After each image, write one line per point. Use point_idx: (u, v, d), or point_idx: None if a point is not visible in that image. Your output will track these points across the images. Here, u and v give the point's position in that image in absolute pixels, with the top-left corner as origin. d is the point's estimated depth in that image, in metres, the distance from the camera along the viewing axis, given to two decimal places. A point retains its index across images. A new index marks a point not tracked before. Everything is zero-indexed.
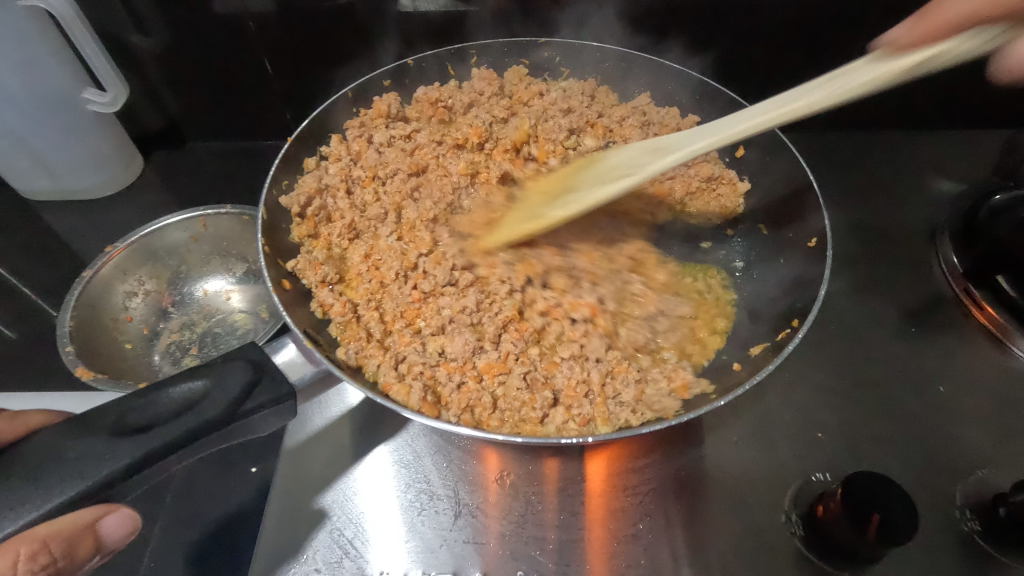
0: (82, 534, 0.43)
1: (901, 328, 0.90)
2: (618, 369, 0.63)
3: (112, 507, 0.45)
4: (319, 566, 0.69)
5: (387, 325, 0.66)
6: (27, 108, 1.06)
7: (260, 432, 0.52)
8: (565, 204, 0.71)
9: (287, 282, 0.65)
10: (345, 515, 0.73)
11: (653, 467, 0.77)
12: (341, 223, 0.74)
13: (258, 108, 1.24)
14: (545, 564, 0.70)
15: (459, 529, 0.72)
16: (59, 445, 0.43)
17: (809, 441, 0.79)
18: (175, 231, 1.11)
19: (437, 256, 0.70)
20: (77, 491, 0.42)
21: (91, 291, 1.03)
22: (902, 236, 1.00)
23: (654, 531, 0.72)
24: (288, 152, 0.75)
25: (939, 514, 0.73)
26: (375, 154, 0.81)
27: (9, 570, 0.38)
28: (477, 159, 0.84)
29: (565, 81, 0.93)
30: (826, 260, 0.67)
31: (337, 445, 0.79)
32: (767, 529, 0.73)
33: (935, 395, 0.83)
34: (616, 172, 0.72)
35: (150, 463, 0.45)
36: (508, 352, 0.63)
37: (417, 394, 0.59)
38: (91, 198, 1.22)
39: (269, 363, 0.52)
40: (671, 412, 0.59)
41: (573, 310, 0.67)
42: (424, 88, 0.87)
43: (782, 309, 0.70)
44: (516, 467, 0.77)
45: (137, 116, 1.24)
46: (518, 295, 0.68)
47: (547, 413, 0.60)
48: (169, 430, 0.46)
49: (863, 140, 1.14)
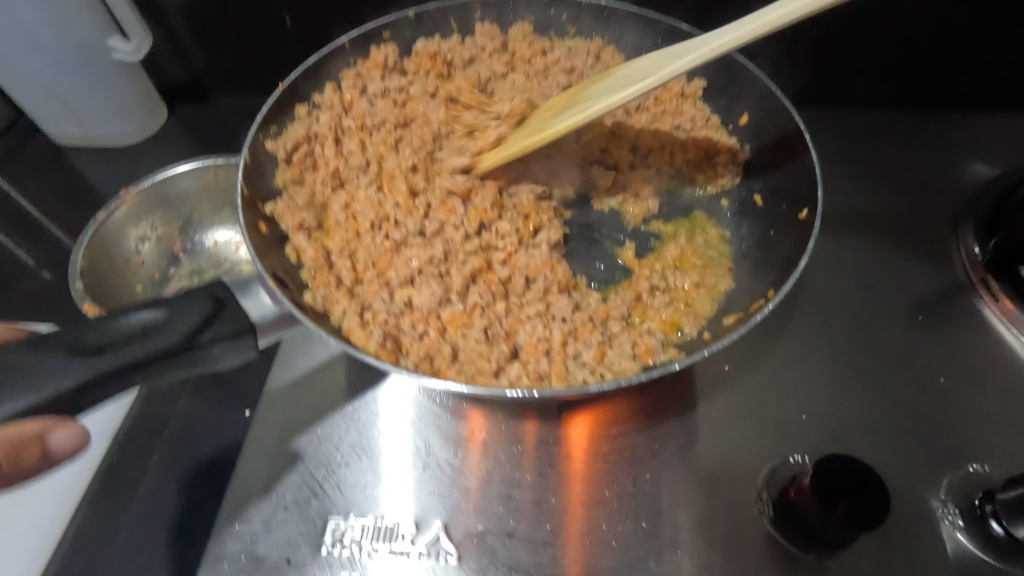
0: (29, 444, 0.45)
1: (907, 315, 0.85)
2: (582, 330, 0.63)
3: (63, 422, 0.47)
4: (288, 503, 0.72)
5: (359, 273, 0.68)
6: (55, 53, 1.10)
7: (221, 365, 0.54)
8: (573, 114, 0.72)
9: (264, 225, 0.67)
10: (318, 458, 0.75)
11: (629, 437, 0.76)
12: (325, 171, 0.76)
13: (275, 62, 1.24)
14: (507, 520, 0.70)
15: (426, 480, 0.73)
16: (15, 360, 0.46)
17: (793, 424, 0.77)
18: (185, 179, 1.13)
19: (410, 206, 0.72)
20: (26, 403, 0.45)
21: (106, 233, 1.07)
22: (921, 218, 0.94)
23: (619, 499, 0.72)
24: (279, 98, 0.76)
25: (919, 504, 0.71)
26: (366, 104, 0.82)
27: None
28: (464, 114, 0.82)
29: (570, 40, 0.90)
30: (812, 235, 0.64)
31: (320, 390, 0.81)
32: (737, 505, 0.72)
33: (934, 385, 0.79)
34: (630, 78, 0.72)
35: (101, 383, 0.47)
36: (473, 305, 0.65)
37: (376, 339, 0.60)
38: (116, 146, 1.25)
39: (231, 300, 0.54)
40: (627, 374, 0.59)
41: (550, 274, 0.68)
42: (424, 41, 0.86)
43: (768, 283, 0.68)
44: (491, 426, 0.77)
45: (160, 66, 1.26)
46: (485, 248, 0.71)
47: (503, 367, 0.60)
48: (125, 353, 0.48)
49: (896, 119, 1.07)
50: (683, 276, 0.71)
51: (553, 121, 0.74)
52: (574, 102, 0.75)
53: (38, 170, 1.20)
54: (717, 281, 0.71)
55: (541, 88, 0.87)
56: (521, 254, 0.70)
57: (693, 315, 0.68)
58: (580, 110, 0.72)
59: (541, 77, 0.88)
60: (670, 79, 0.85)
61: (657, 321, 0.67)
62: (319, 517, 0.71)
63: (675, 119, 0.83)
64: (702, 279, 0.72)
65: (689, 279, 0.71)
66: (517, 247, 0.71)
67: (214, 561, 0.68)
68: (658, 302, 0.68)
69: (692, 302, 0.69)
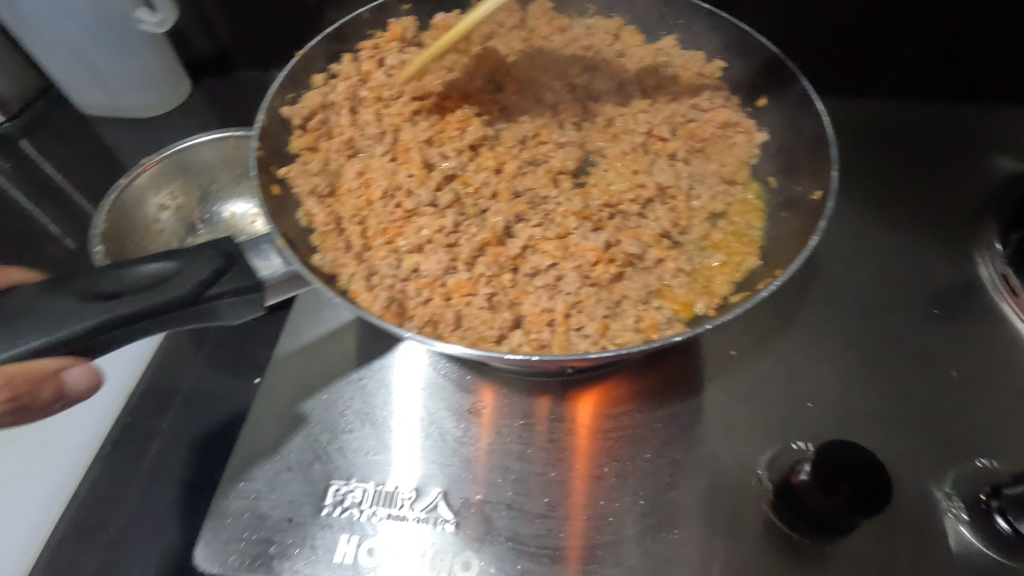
0: (48, 378, 0.49)
1: (922, 308, 0.84)
2: (586, 302, 0.63)
3: (79, 360, 0.51)
4: (291, 465, 0.73)
5: (368, 240, 0.68)
6: (86, 22, 1.12)
7: (230, 320, 0.57)
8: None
9: (276, 188, 0.67)
10: (322, 422, 0.76)
11: (631, 416, 0.76)
12: (340, 139, 0.77)
13: (297, 38, 1.25)
14: (506, 492, 0.71)
15: (427, 449, 0.74)
16: (36, 302, 0.49)
17: (797, 411, 0.76)
18: (205, 150, 1.15)
19: (423, 176, 0.72)
20: (44, 341, 0.48)
21: (126, 199, 1.08)
22: (943, 210, 0.92)
23: (619, 476, 0.72)
24: (298, 66, 0.76)
25: (923, 495, 0.70)
26: (384, 75, 0.82)
27: None
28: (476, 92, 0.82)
29: (589, 19, 0.89)
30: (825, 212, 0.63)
31: (327, 357, 0.82)
32: (737, 488, 0.71)
33: (946, 378, 0.78)
34: None
35: (114, 328, 0.50)
36: (479, 275, 0.65)
37: (381, 302, 0.62)
38: (139, 116, 1.27)
39: (242, 257, 0.56)
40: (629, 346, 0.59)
41: (563, 248, 0.67)
42: (443, 15, 0.87)
43: (777, 262, 0.67)
44: (496, 400, 0.78)
45: (185, 39, 1.28)
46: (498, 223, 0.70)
47: (505, 334, 0.61)
48: (137, 301, 0.51)
49: (925, 111, 1.04)
50: (711, 257, 0.70)
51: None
52: None
53: (63, 137, 1.23)
54: (743, 260, 0.69)
55: (557, 64, 0.85)
56: (535, 223, 0.69)
57: (709, 294, 0.66)
58: None
59: (558, 54, 0.87)
60: (688, 60, 0.85)
61: (670, 300, 0.65)
62: (321, 479, 0.72)
63: (689, 100, 0.83)
64: (728, 259, 0.70)
65: (702, 261, 0.69)
66: (529, 227, 0.69)
67: (219, 517, 0.70)
68: (676, 281, 0.66)
69: (711, 283, 0.68)
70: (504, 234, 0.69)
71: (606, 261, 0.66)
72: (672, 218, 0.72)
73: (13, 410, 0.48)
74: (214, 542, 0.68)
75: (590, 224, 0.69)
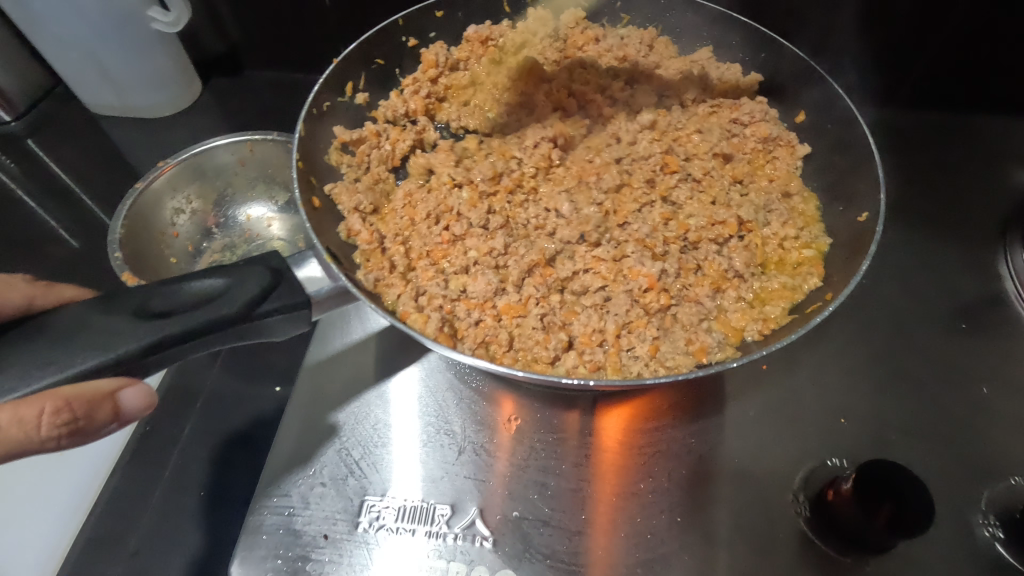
0: (103, 400, 0.47)
1: (950, 322, 0.84)
2: (637, 323, 0.66)
3: (133, 381, 0.49)
4: (325, 480, 0.73)
5: (412, 260, 0.72)
6: (98, 22, 1.09)
7: (275, 336, 0.57)
8: None
9: (317, 201, 0.70)
10: (354, 436, 0.76)
11: (665, 431, 0.76)
12: (399, 199, 0.78)
13: (314, 39, 1.23)
14: (543, 508, 0.70)
15: (461, 465, 0.73)
16: (88, 320, 0.48)
17: (831, 427, 0.76)
18: (223, 153, 1.12)
19: (472, 199, 0.77)
20: (99, 361, 0.47)
21: (142, 204, 1.05)
22: (970, 224, 0.92)
23: (655, 492, 0.72)
24: (335, 74, 0.78)
25: (958, 512, 0.70)
26: (434, 89, 0.88)
27: (33, 419, 0.43)
28: (508, 129, 0.87)
29: (623, 28, 0.91)
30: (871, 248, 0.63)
31: (356, 368, 0.82)
32: (774, 505, 0.71)
33: (976, 395, 0.78)
34: None
35: (168, 346, 0.49)
36: (528, 296, 0.68)
37: (434, 323, 0.65)
38: (152, 117, 1.25)
39: (289, 272, 0.56)
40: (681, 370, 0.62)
41: (620, 275, 0.70)
42: (475, 26, 0.89)
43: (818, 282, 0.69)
44: (526, 414, 0.77)
45: (199, 40, 1.26)
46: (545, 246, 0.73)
47: (560, 355, 0.64)
48: (190, 318, 0.50)
49: (947, 122, 1.04)
50: (768, 279, 0.71)
51: None
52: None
53: (75, 138, 1.20)
54: (804, 281, 0.69)
55: (599, 76, 0.89)
56: (583, 249, 0.73)
57: (763, 320, 0.66)
58: None
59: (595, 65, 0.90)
60: (725, 72, 0.86)
61: (722, 324, 0.67)
62: (356, 495, 0.71)
63: (727, 113, 0.85)
64: (789, 280, 0.70)
65: (755, 283, 0.71)
66: (568, 256, 0.72)
67: (254, 533, 0.69)
68: (731, 307, 0.68)
69: (767, 307, 0.68)
70: (554, 256, 0.73)
71: (660, 287, 0.68)
72: (718, 234, 0.74)
73: (68, 433, 0.45)
74: (249, 559, 0.68)
75: (649, 252, 0.72)
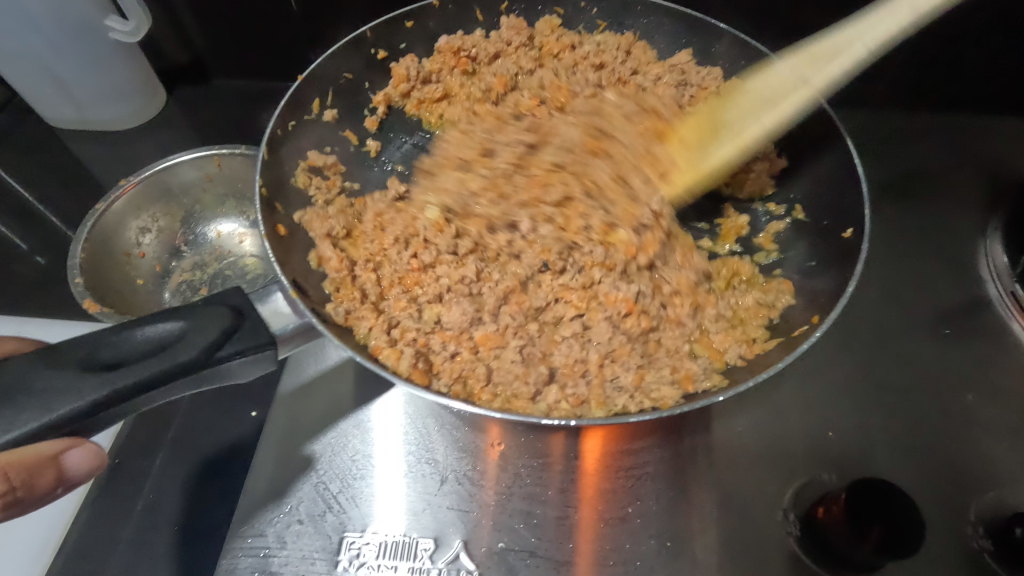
0: (45, 465, 0.46)
1: (933, 328, 0.83)
2: (620, 352, 0.69)
3: (79, 442, 0.48)
4: (301, 517, 0.70)
5: (383, 288, 0.73)
6: (51, 31, 1.02)
7: (240, 379, 0.55)
8: (734, 141, 0.78)
9: (282, 228, 0.71)
10: (332, 469, 0.73)
11: (651, 451, 0.74)
12: (369, 225, 0.78)
13: (283, 47, 1.18)
14: (529, 538, 0.69)
15: (444, 495, 0.71)
16: (30, 376, 0.46)
17: (819, 442, 0.75)
18: (188, 169, 1.05)
19: (439, 224, 0.77)
20: (43, 421, 0.46)
21: (104, 225, 0.99)
22: (951, 225, 0.92)
23: (643, 517, 0.70)
24: (297, 92, 0.78)
25: (946, 525, 0.69)
26: (405, 104, 0.89)
27: None
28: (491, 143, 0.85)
29: (599, 35, 0.91)
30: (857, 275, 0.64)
31: (332, 396, 0.79)
32: (763, 525, 0.70)
33: (959, 402, 0.78)
34: (774, 94, 0.78)
35: (119, 400, 0.48)
36: (506, 326, 0.70)
37: (407, 359, 0.65)
38: (113, 130, 1.18)
39: (251, 310, 0.55)
40: (667, 403, 0.62)
41: (601, 304, 0.72)
42: (446, 36, 0.88)
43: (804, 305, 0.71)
44: (510, 439, 0.75)
45: (163, 48, 1.20)
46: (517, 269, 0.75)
47: (542, 390, 0.65)
48: (143, 368, 0.49)
49: (926, 121, 1.03)
50: (743, 296, 0.75)
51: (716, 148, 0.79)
52: (718, 128, 0.80)
53: (33, 154, 1.14)
54: (778, 298, 0.73)
55: (570, 85, 0.89)
56: (549, 275, 0.75)
57: (746, 342, 0.69)
58: (744, 142, 0.78)
59: (570, 72, 0.90)
60: (705, 78, 0.86)
61: (706, 347, 0.70)
62: (334, 532, 0.69)
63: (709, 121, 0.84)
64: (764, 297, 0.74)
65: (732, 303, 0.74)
66: (537, 283, 0.75)
67: None
68: (715, 326, 0.71)
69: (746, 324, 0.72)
70: (528, 281, 0.75)
71: (640, 312, 0.70)
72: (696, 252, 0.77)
73: (6, 504, 0.44)
74: None
75: (620, 274, 0.74)
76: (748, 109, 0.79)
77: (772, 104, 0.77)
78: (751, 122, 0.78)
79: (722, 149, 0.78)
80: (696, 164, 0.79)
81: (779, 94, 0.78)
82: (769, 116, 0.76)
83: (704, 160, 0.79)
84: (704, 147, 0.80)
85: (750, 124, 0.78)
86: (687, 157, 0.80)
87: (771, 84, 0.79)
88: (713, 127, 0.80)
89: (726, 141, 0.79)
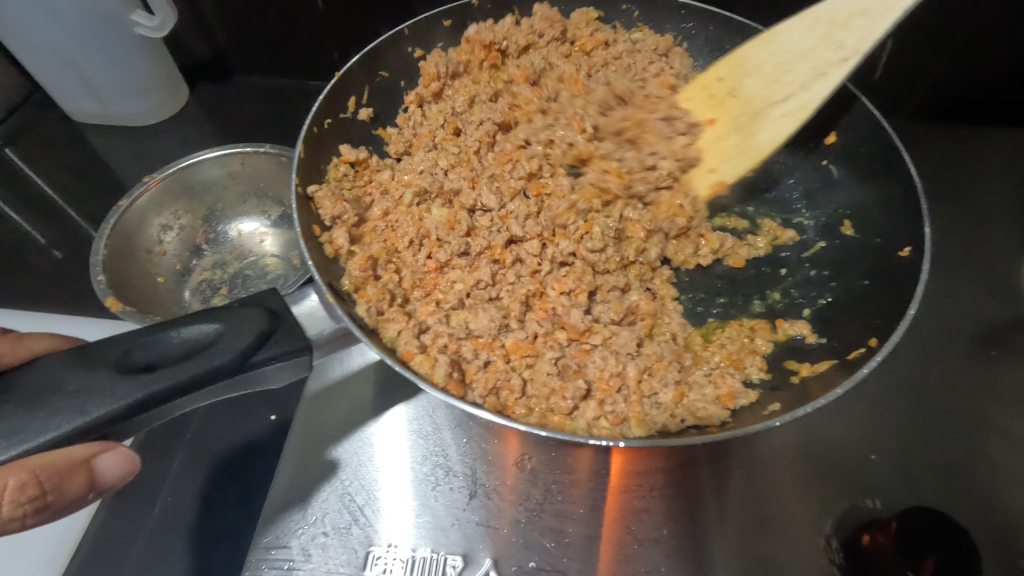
0: (77, 469, 0.44)
1: (977, 349, 0.80)
2: (657, 366, 0.66)
3: (111, 445, 0.46)
4: (326, 529, 0.68)
5: (406, 290, 0.71)
6: (74, 23, 1.01)
7: (271, 384, 0.54)
8: (791, 115, 0.73)
9: (316, 228, 0.69)
10: (357, 480, 0.71)
11: (685, 470, 0.72)
12: (382, 224, 0.76)
13: (310, 45, 1.16)
14: (560, 558, 0.66)
15: (472, 510, 0.69)
16: (61, 378, 0.45)
17: (860, 464, 0.72)
18: (211, 167, 1.03)
19: (450, 222, 0.75)
20: (74, 425, 0.44)
21: (127, 221, 0.97)
22: (994, 241, 0.89)
23: (677, 538, 0.68)
24: (334, 89, 0.76)
25: (998, 558, 0.66)
26: (436, 103, 0.87)
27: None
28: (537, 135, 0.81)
29: (637, 35, 0.89)
30: (915, 296, 0.61)
31: (354, 402, 0.77)
32: (804, 553, 0.67)
33: (1007, 427, 0.74)
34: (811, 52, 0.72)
35: (154, 403, 0.47)
36: (534, 334, 0.68)
37: (442, 368, 0.62)
38: (135, 125, 1.17)
39: (287, 313, 0.53)
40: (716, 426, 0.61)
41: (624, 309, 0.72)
42: (477, 26, 0.85)
43: (856, 325, 0.68)
44: (537, 453, 0.73)
45: (187, 45, 1.19)
46: (539, 268, 0.74)
47: (579, 405, 0.63)
48: (177, 373, 0.47)
49: (967, 132, 1.01)
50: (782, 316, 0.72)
51: (758, 133, 0.74)
52: (753, 111, 0.75)
53: (56, 147, 1.13)
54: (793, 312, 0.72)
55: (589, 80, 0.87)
56: (554, 270, 0.74)
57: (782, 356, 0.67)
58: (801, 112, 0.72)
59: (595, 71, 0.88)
60: None
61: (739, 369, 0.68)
62: (360, 546, 0.67)
63: (656, 109, 0.79)
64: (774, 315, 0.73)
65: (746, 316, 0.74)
66: (560, 293, 0.71)
67: None
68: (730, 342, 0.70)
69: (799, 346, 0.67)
70: (545, 285, 0.73)
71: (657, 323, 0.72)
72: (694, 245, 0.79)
73: (35, 510, 0.42)
74: None
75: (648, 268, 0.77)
76: (793, 83, 0.72)
77: (812, 63, 0.72)
78: (802, 92, 0.72)
79: (773, 126, 0.73)
80: (751, 150, 0.75)
81: (818, 65, 0.72)
82: (813, 81, 0.72)
83: (751, 146, 0.75)
84: (744, 127, 0.75)
85: (782, 111, 0.73)
86: (739, 141, 0.75)
87: (785, 49, 0.73)
88: (747, 109, 0.75)
89: (777, 114, 0.73)
